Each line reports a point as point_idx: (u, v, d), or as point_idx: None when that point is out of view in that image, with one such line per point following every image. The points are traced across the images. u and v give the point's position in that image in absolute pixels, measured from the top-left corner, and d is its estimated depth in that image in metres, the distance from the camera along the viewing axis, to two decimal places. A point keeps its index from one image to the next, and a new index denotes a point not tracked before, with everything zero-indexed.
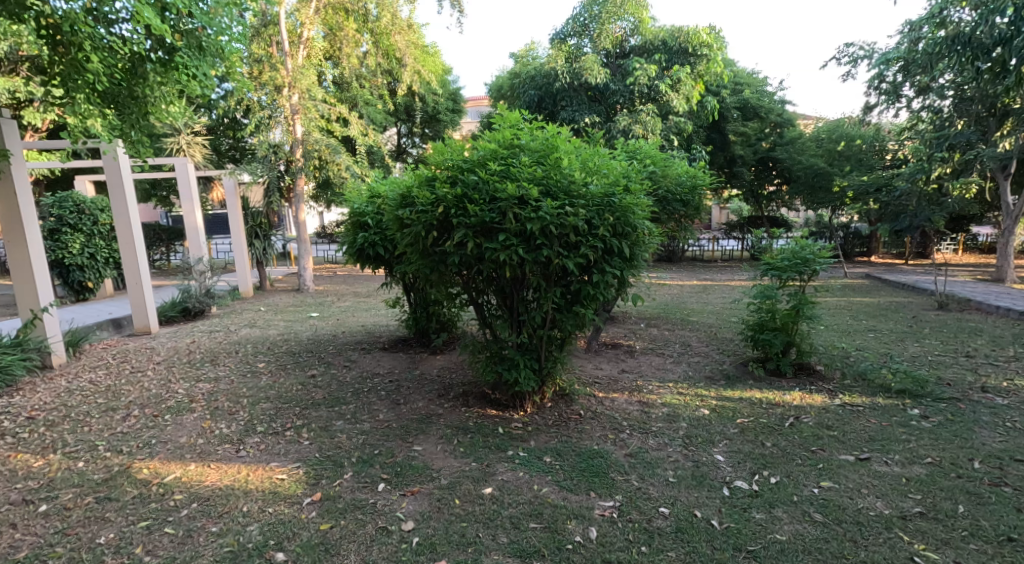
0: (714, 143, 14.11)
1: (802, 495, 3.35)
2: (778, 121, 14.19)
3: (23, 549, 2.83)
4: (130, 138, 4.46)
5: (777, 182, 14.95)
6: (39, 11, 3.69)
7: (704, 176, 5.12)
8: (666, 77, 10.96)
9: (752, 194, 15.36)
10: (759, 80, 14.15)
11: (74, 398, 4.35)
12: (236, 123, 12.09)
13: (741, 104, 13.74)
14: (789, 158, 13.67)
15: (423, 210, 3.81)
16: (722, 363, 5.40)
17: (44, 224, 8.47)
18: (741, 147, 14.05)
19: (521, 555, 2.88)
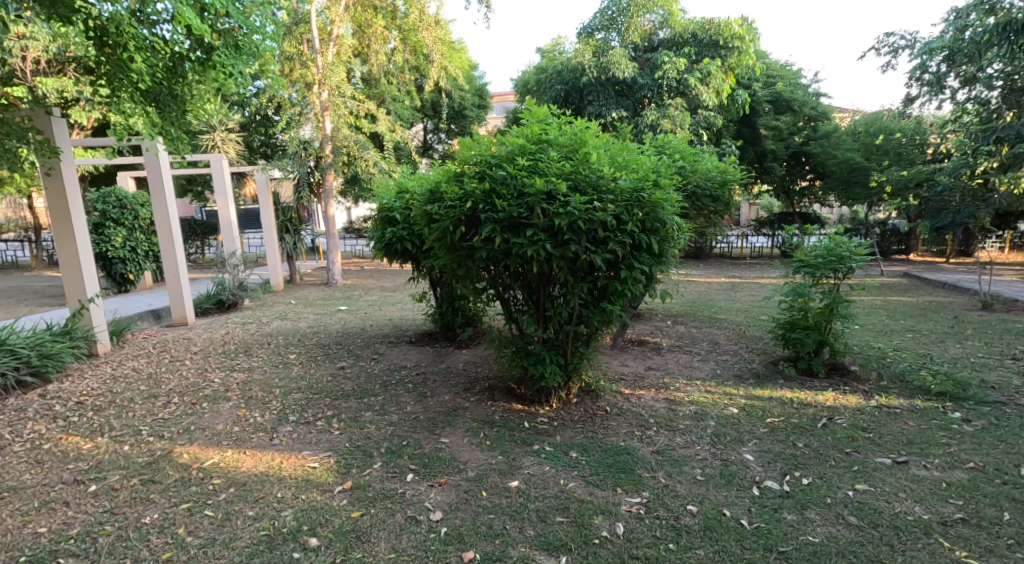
0: (744, 137, 13.82)
1: (835, 497, 3.28)
2: (812, 115, 13.82)
3: (75, 526, 2.99)
4: (169, 135, 4.60)
5: (810, 177, 14.57)
6: (87, 14, 3.85)
7: (735, 172, 5.02)
8: (695, 70, 10.82)
9: (784, 189, 15.00)
10: (793, 72, 13.77)
11: (119, 385, 4.55)
12: (268, 120, 12.40)
13: (774, 98, 13.41)
14: (822, 152, 13.28)
15: (451, 206, 3.85)
16: (751, 361, 5.30)
17: (89, 218, 8.87)
18: (773, 142, 13.71)
19: (548, 549, 2.90)
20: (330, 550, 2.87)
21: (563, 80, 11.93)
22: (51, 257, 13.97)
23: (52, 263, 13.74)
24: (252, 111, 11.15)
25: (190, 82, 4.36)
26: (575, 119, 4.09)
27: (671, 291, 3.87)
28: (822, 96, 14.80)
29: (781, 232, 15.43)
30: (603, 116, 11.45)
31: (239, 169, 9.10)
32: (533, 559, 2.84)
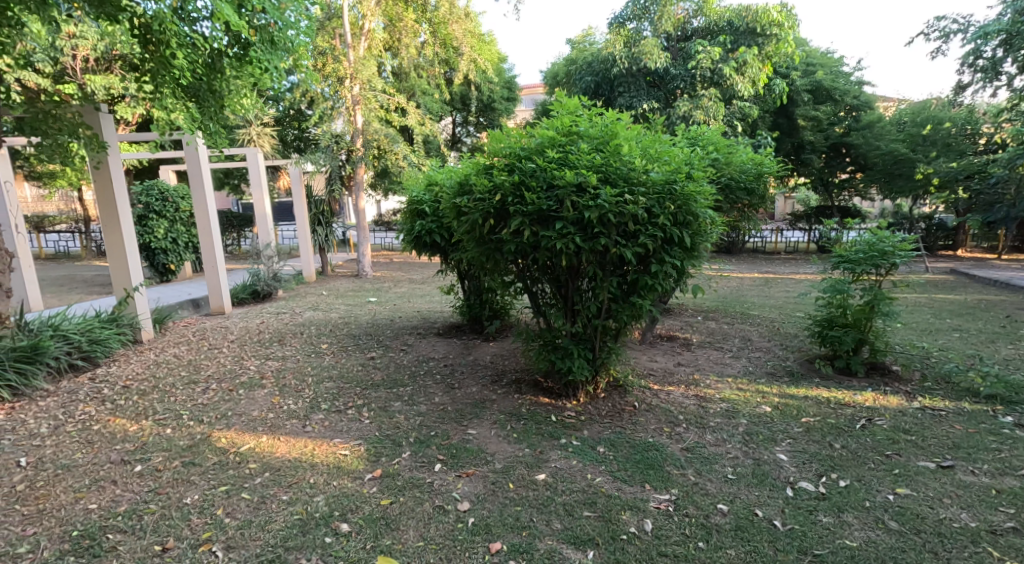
0: (780, 129, 13.40)
1: (874, 501, 3.17)
2: (853, 104, 13.36)
3: (122, 503, 3.13)
4: (208, 130, 4.79)
5: (851, 170, 14.06)
6: (133, 13, 4.01)
7: (771, 164, 4.88)
8: (730, 59, 10.54)
9: (823, 182, 14.51)
10: (835, 60, 13.30)
11: (162, 371, 4.75)
12: (302, 115, 12.67)
13: (813, 87, 12.98)
14: (865, 143, 12.76)
15: (480, 198, 3.85)
16: (785, 359, 5.17)
17: (133, 210, 9.21)
18: (811, 133, 13.27)
19: (575, 543, 2.90)
20: (361, 536, 2.93)
21: (593, 71, 11.87)
22: (98, 247, 14.60)
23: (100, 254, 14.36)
24: (287, 105, 11.40)
25: (227, 77, 4.47)
26: (607, 110, 4.04)
27: (702, 286, 3.79)
28: (866, 84, 14.24)
29: (819, 227, 14.95)
30: (634, 107, 11.30)
31: (274, 162, 9.31)
32: (560, 552, 2.85)
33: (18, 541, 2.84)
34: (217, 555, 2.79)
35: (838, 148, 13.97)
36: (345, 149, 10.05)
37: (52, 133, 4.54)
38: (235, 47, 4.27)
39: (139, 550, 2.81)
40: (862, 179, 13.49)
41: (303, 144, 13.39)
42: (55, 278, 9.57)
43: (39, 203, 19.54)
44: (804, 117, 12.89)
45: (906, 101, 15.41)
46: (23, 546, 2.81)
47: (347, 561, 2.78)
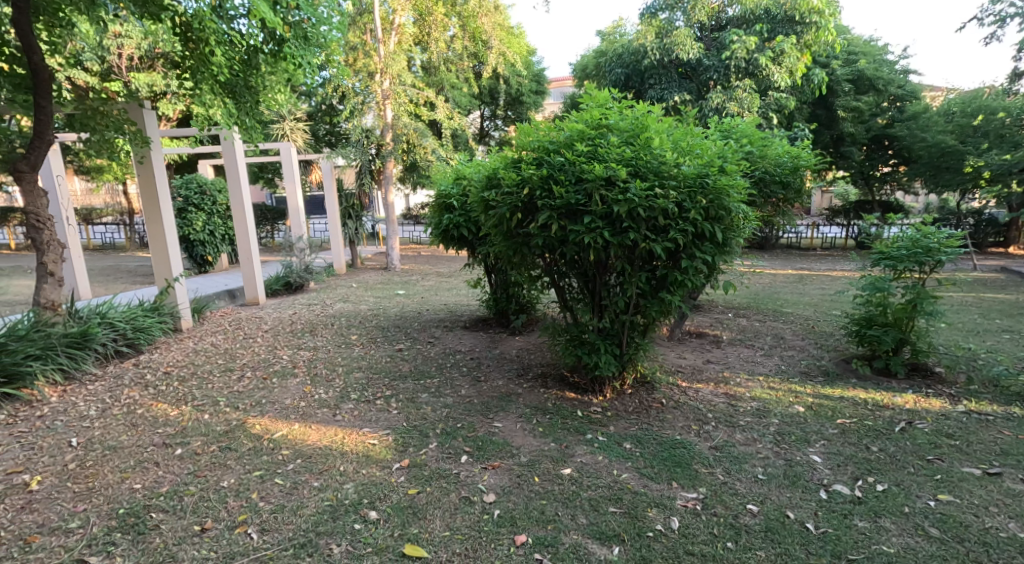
0: (818, 120, 12.87)
1: (914, 507, 3.07)
2: (898, 94, 12.85)
3: (164, 484, 3.26)
4: (244, 126, 4.90)
5: (894, 163, 13.53)
6: (173, 12, 4.19)
7: (808, 157, 4.74)
8: (767, 49, 10.24)
9: (864, 176, 13.99)
10: (878, 48, 12.84)
11: (200, 358, 4.92)
12: (333, 109, 12.88)
13: (855, 76, 12.41)
14: (909, 136, 12.29)
15: (508, 192, 3.84)
16: (821, 358, 5.02)
17: (174, 203, 9.54)
18: (853, 124, 12.54)
19: (600, 538, 2.89)
20: (389, 524, 2.99)
21: (624, 63, 11.71)
22: (142, 239, 15.19)
23: (143, 246, 14.94)
24: (319, 100, 11.61)
25: (264, 73, 4.65)
26: (638, 103, 3.98)
27: (734, 282, 3.71)
28: (912, 73, 13.63)
29: (858, 222, 14.41)
30: (665, 100, 11.11)
31: (307, 156, 9.49)
32: (585, 547, 2.84)
33: (69, 516, 2.98)
34: (252, 537, 2.88)
35: (880, 140, 13.52)
36: (375, 144, 10.19)
37: (100, 128, 4.75)
38: (269, 43, 4.39)
39: (180, 530, 2.91)
40: (907, 172, 12.94)
41: (334, 138, 13.60)
42: (103, 268, 10.00)
43: (87, 197, 20.44)
44: (845, 108, 12.23)
45: (955, 90, 14.69)
46: (74, 521, 2.94)
47: (376, 548, 2.83)
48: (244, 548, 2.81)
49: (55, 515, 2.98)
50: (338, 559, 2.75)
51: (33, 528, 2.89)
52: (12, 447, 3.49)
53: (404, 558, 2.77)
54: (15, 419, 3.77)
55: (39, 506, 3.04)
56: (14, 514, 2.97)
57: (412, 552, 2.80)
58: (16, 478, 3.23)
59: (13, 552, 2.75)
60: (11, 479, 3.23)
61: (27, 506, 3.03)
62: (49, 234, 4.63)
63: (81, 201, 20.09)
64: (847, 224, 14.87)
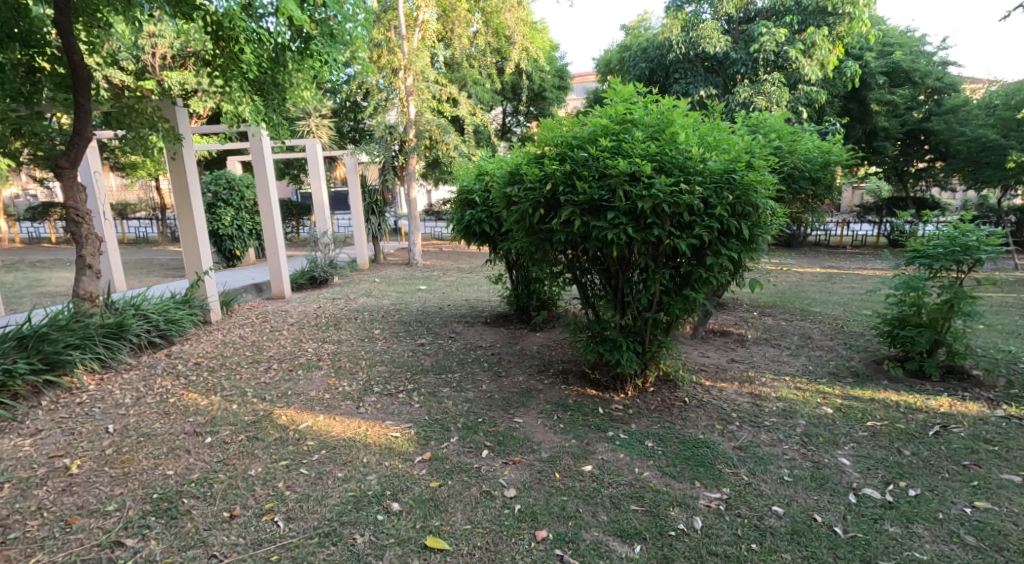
0: (850, 114, 12.52)
1: (948, 513, 2.97)
2: (936, 86, 12.39)
3: (195, 471, 3.35)
4: (272, 122, 4.99)
5: (929, 158, 13.07)
6: (204, 11, 4.29)
7: (840, 153, 4.59)
8: (797, 41, 10.00)
9: (897, 171, 13.54)
10: (915, 39, 12.44)
11: (228, 350, 5.05)
12: (358, 106, 13.04)
13: (889, 69, 12.15)
14: (947, 129, 11.80)
15: (531, 187, 3.82)
16: (850, 358, 4.89)
17: (204, 198, 9.78)
18: (886, 118, 12.23)
19: (621, 535, 2.88)
20: (411, 515, 3.02)
21: (648, 58, 11.53)
22: (173, 234, 15.60)
23: (174, 240, 15.34)
24: (344, 97, 11.75)
25: (290, 70, 4.69)
26: (663, 97, 3.92)
27: (759, 280, 3.63)
28: (951, 64, 13.12)
29: (889, 219, 13.82)
30: (690, 94, 10.89)
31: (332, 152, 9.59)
32: (606, 544, 2.83)
33: (107, 499, 3.09)
34: (279, 524, 2.94)
35: (916, 134, 12.96)
36: (398, 140, 10.23)
37: (136, 126, 4.90)
38: (296, 42, 4.47)
39: (210, 515, 2.99)
40: (943, 168, 12.47)
41: (358, 135, 13.73)
42: (136, 262, 10.30)
43: (121, 193, 21.12)
44: (879, 101, 11.86)
45: (998, 82, 14.09)
46: (112, 505, 3.04)
47: (398, 539, 2.86)
48: (270, 535, 2.87)
49: (93, 498, 3.09)
50: (361, 549, 2.79)
51: (74, 509, 3.00)
52: (53, 432, 3.63)
53: (426, 550, 2.79)
54: (56, 404, 3.92)
55: (78, 489, 3.16)
56: (56, 496, 3.09)
57: (433, 544, 2.82)
58: (58, 462, 3.36)
59: (55, 532, 2.86)
60: (53, 462, 3.36)
61: (67, 489, 3.15)
62: (88, 228, 4.79)
63: (116, 197, 20.75)
64: (879, 221, 14.13)
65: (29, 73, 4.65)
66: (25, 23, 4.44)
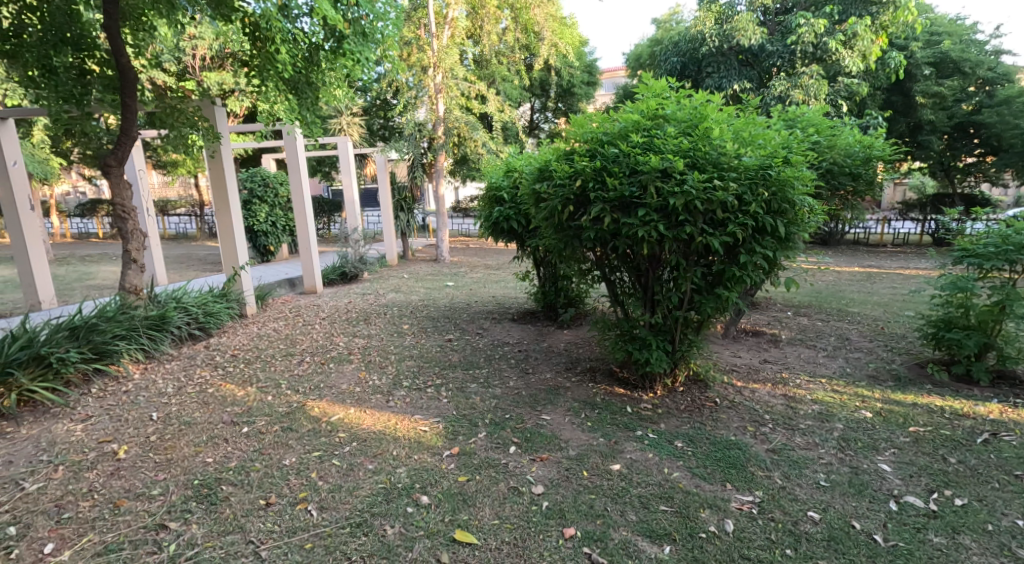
0: (895, 107, 11.99)
1: (998, 525, 2.83)
2: (987, 77, 11.71)
3: (233, 459, 3.44)
4: (305, 121, 5.08)
5: (980, 153, 12.41)
6: (242, 14, 4.41)
7: (881, 147, 4.55)
8: (838, 31, 9.66)
9: (944, 167, 12.92)
10: (965, 26, 11.87)
11: (264, 343, 5.20)
12: (388, 104, 13.21)
13: (938, 59, 11.57)
14: (1000, 122, 11.14)
15: (560, 184, 3.77)
16: (891, 361, 4.71)
17: (241, 194, 10.06)
18: (932, 110, 11.57)
19: (650, 536, 2.83)
20: (439, 509, 3.03)
21: (680, 52, 11.27)
22: (212, 230, 16.11)
23: (213, 236, 15.84)
24: (375, 95, 11.92)
25: (323, 69, 4.81)
26: (696, 92, 3.84)
27: (795, 279, 3.52)
28: (1006, 53, 12.41)
29: (932, 218, 13.17)
30: (723, 88, 10.60)
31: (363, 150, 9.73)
32: (635, 544, 2.78)
33: (152, 484, 3.20)
34: (313, 513, 2.99)
35: (965, 129, 12.20)
36: (427, 137, 10.33)
37: (178, 125, 5.12)
38: (329, 41, 4.56)
39: (247, 502, 3.06)
40: (997, 162, 11.83)
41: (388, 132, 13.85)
42: (178, 257, 10.67)
43: (163, 189, 21.98)
44: (924, 93, 11.38)
45: None
46: (156, 489, 3.15)
47: (427, 531, 2.87)
48: (304, 524, 2.92)
49: (139, 482, 3.20)
50: (391, 540, 2.81)
51: (121, 493, 3.12)
52: (102, 418, 3.80)
53: (454, 543, 2.80)
54: (105, 392, 4.10)
55: (126, 473, 3.28)
56: (105, 479, 3.22)
57: (462, 538, 2.83)
58: (106, 447, 3.51)
59: (105, 513, 2.97)
60: (102, 447, 3.50)
61: (115, 473, 3.28)
62: (133, 224, 5.01)
63: (158, 194, 21.58)
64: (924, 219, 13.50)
65: (81, 75, 4.87)
66: (77, 28, 4.69)
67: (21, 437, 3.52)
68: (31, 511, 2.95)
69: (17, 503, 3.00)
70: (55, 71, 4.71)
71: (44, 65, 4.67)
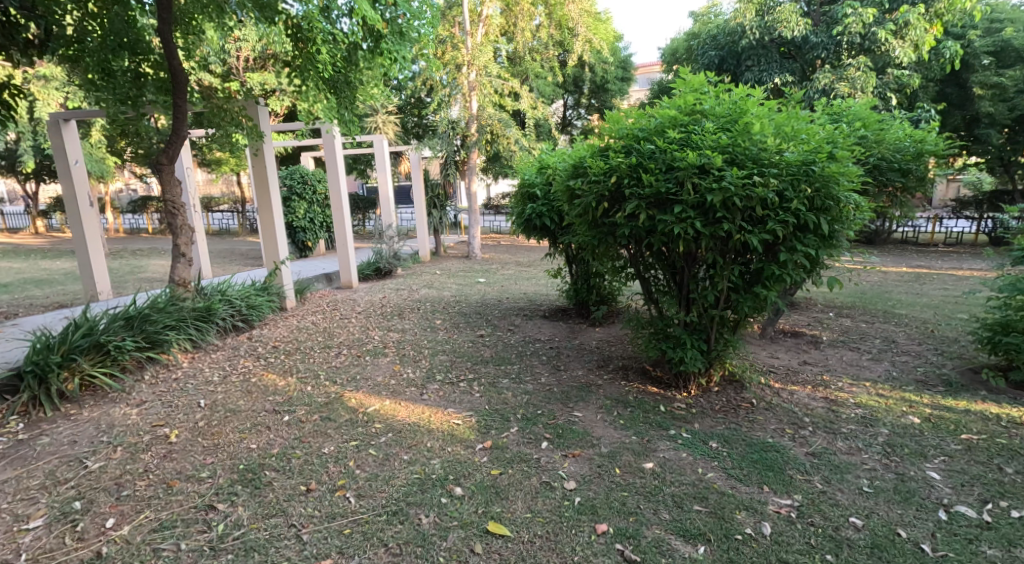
0: (949, 100, 11.47)
1: None
2: None
3: (275, 446, 3.53)
4: (343, 119, 5.16)
5: None
6: (285, 17, 4.53)
7: (933, 141, 4.38)
8: (888, 21, 9.35)
9: (1001, 162, 12.25)
10: None
11: (303, 335, 5.32)
12: (421, 101, 13.33)
13: (997, 48, 11.01)
14: None
15: (595, 180, 3.71)
16: (942, 366, 4.50)
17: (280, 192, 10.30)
18: (991, 103, 11.06)
19: (684, 535, 2.78)
20: (473, 500, 3.04)
21: (718, 45, 11.04)
22: (252, 226, 16.58)
23: (253, 232, 16.32)
24: (409, 93, 12.06)
25: (361, 69, 4.91)
26: (736, 86, 3.74)
27: (839, 278, 3.39)
28: None
29: (989, 215, 12.53)
30: (764, 82, 10.33)
31: (398, 148, 9.84)
32: (668, 543, 2.74)
33: (201, 467, 3.30)
34: (351, 501, 3.04)
35: None
36: (460, 135, 10.33)
37: (224, 125, 5.32)
38: (367, 41, 4.62)
39: (289, 488, 3.13)
40: None
41: (421, 130, 13.91)
42: (222, 251, 11.03)
43: (207, 187, 22.77)
44: (983, 84, 10.87)
45: None
46: (205, 472, 3.25)
47: (461, 522, 2.89)
48: (343, 510, 2.97)
49: (189, 465, 3.32)
50: (427, 529, 2.83)
51: (173, 474, 3.23)
52: (155, 403, 3.95)
53: (488, 534, 2.81)
54: (157, 379, 4.27)
55: (177, 455, 3.40)
56: (159, 461, 3.34)
57: (495, 530, 2.83)
58: (160, 430, 3.64)
59: (159, 493, 3.08)
60: (155, 431, 3.63)
61: (168, 455, 3.40)
62: (182, 220, 5.18)
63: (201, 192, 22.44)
64: (978, 217, 12.85)
65: (136, 77, 5.08)
66: (133, 33, 4.84)
67: (83, 419, 3.70)
68: (93, 487, 3.08)
69: (81, 479, 3.14)
70: (113, 74, 4.93)
71: (104, 69, 4.86)
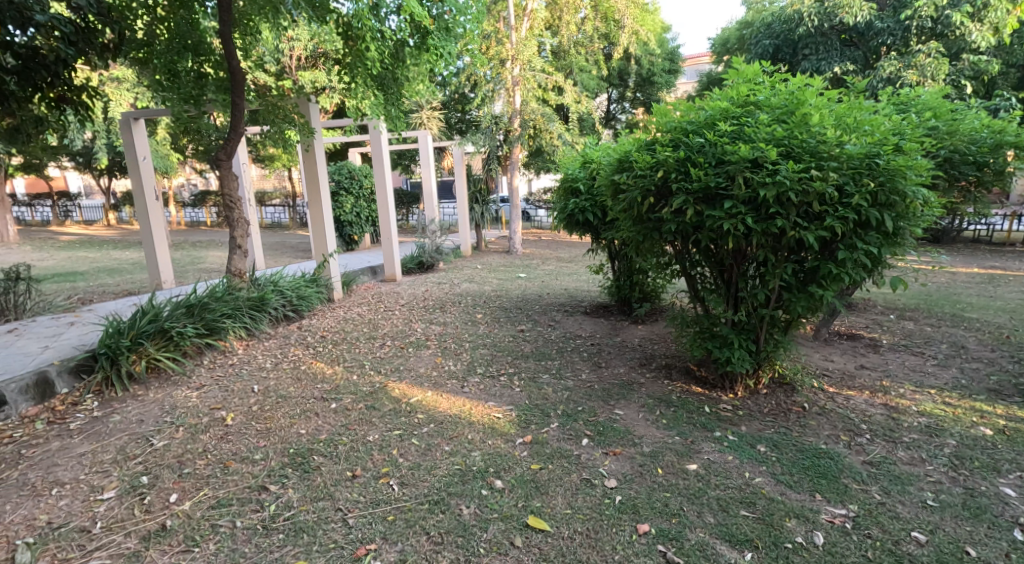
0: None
1: None
2: None
3: (323, 432, 3.59)
4: (390, 115, 5.22)
5: None
6: (336, 16, 4.62)
7: (1014, 132, 4.08)
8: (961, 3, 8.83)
9: None
10: None
11: (350, 326, 5.42)
12: (465, 98, 13.41)
13: None
14: None
15: (641, 175, 3.61)
16: (1018, 374, 4.18)
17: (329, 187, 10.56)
18: None
19: (731, 540, 2.66)
20: (513, 494, 3.01)
21: (773, 33, 10.63)
22: (302, 221, 17.09)
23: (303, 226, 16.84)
24: (454, 89, 12.16)
25: (408, 65, 4.97)
26: (793, 76, 3.58)
27: (903, 278, 3.17)
28: None
29: None
30: (822, 71, 9.90)
31: (441, 144, 9.92)
32: (714, 547, 2.63)
33: (254, 449, 3.40)
34: (394, 488, 3.06)
35: None
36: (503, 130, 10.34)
37: (278, 122, 5.49)
38: (414, 37, 4.71)
39: (336, 473, 3.18)
40: None
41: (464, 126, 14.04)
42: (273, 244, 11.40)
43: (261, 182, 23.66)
44: None
45: None
46: (258, 454, 3.34)
47: (502, 515, 2.86)
48: (386, 497, 2.98)
49: (244, 447, 3.42)
50: (468, 520, 2.82)
51: (230, 455, 3.33)
52: (213, 387, 4.09)
53: (528, 528, 2.76)
54: (215, 364, 4.44)
55: (233, 438, 3.51)
56: (216, 442, 3.45)
57: (535, 524, 2.78)
58: (217, 413, 3.77)
59: (216, 472, 3.18)
60: (213, 413, 3.76)
61: (224, 437, 3.51)
62: (239, 213, 5.37)
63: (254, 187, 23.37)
64: None
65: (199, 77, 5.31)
66: (197, 35, 5.08)
67: (149, 400, 3.86)
68: (158, 464, 3.21)
69: (147, 456, 3.27)
70: (178, 74, 5.16)
71: (171, 70, 5.10)
